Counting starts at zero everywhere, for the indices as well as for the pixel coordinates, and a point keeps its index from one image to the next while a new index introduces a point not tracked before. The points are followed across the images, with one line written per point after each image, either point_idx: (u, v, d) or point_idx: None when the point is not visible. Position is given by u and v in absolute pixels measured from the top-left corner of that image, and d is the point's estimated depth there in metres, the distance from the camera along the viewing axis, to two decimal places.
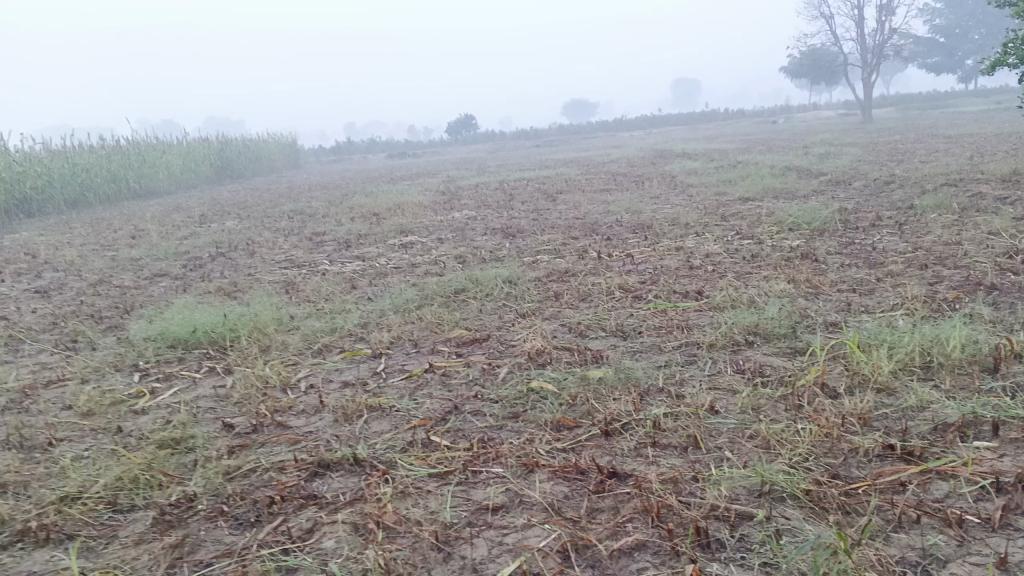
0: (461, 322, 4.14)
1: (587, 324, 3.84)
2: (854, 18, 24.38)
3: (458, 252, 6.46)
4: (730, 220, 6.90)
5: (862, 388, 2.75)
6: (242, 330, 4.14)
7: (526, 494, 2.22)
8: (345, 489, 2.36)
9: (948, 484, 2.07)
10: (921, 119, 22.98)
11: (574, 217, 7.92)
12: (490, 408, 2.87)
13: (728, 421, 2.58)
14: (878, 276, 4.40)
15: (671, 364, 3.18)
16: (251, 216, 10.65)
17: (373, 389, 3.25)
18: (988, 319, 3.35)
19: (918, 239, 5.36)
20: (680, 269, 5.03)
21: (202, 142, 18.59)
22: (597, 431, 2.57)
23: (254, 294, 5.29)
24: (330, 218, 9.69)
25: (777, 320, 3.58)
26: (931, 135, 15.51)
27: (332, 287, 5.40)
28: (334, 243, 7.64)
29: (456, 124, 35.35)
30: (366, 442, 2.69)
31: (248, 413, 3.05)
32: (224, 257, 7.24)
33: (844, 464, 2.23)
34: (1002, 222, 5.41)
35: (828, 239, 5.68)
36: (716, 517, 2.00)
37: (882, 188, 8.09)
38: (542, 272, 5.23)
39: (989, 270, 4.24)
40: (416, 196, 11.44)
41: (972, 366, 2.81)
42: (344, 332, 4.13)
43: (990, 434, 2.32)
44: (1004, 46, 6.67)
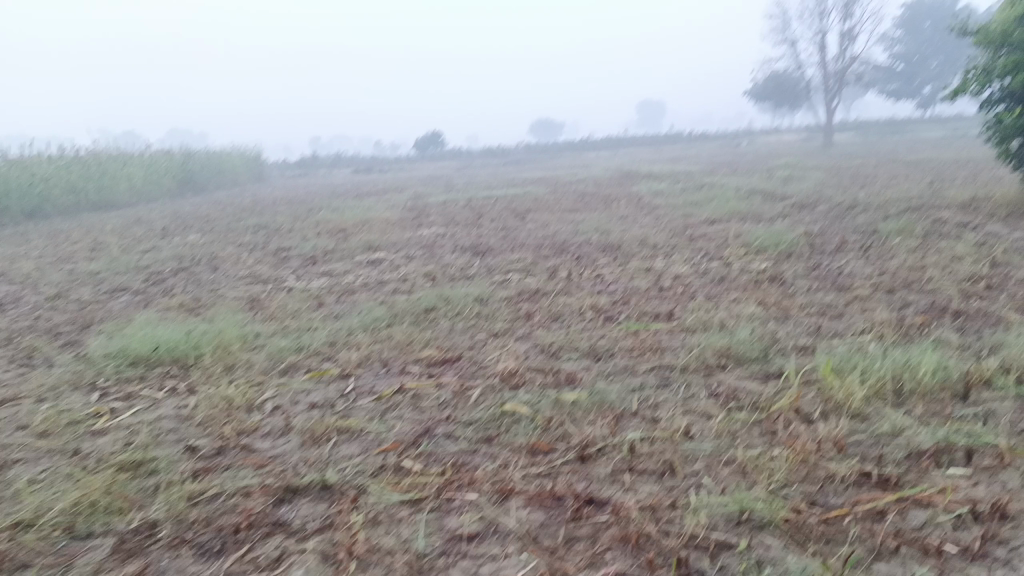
0: (432, 342, 4.09)
1: (559, 345, 3.81)
2: (817, 44, 24.88)
3: (427, 269, 6.40)
4: (699, 242, 6.94)
5: (835, 413, 2.75)
6: (206, 348, 4.04)
7: (501, 521, 2.17)
8: (314, 515, 2.29)
9: (926, 512, 2.06)
10: (881, 144, 23.46)
11: (543, 236, 7.91)
12: (462, 431, 2.82)
13: (703, 446, 2.56)
14: (845, 301, 4.44)
15: (645, 387, 3.16)
16: (214, 230, 10.49)
17: (342, 411, 3.18)
18: (956, 345, 3.37)
19: (884, 264, 5.42)
20: (651, 290, 5.04)
21: (165, 154, 18.33)
22: (573, 456, 2.54)
23: (217, 311, 5.18)
24: (296, 233, 9.57)
25: (749, 343, 3.59)
26: (892, 161, 15.83)
27: (298, 304, 5.32)
28: (300, 259, 7.54)
29: (423, 140, 35.34)
30: (336, 466, 2.62)
31: (212, 435, 2.96)
32: (187, 272, 7.10)
33: (821, 492, 2.21)
34: (964, 247, 5.50)
35: (795, 263, 5.73)
36: (695, 546, 1.98)
37: (846, 213, 8.21)
38: (512, 291, 5.19)
39: (955, 296, 4.30)
40: (383, 213, 11.37)
41: (943, 393, 2.82)
42: (311, 351, 4.05)
43: (964, 461, 2.32)
44: (964, 74, 6.79)
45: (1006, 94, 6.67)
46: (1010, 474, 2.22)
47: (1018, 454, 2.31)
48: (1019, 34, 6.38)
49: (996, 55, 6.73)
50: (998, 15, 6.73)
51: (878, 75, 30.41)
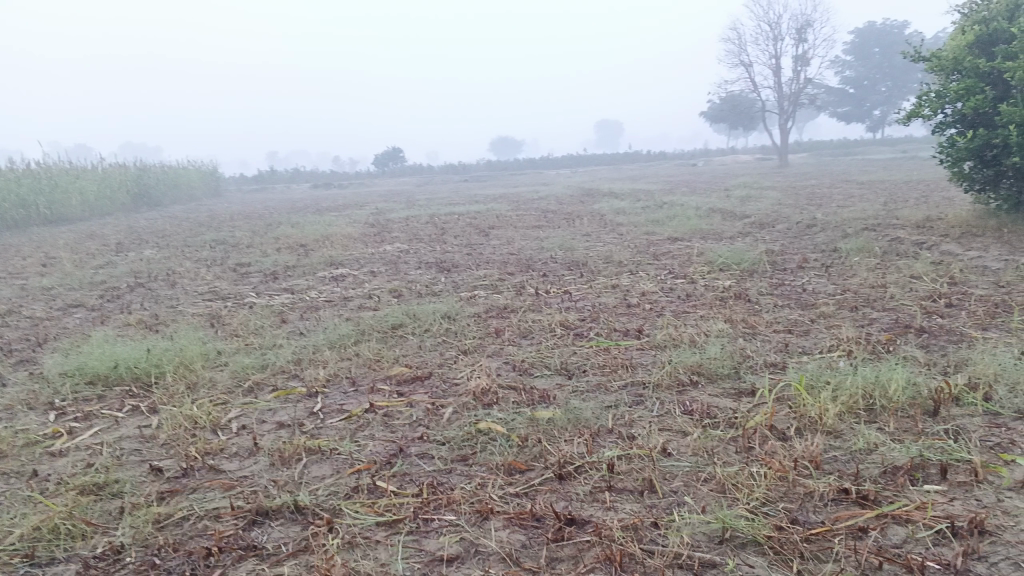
0: (400, 359, 4.03)
1: (531, 362, 3.79)
2: (771, 66, 25.43)
3: (392, 286, 6.34)
4: (663, 260, 6.99)
5: (810, 430, 2.76)
6: (168, 365, 3.93)
7: (482, 543, 2.14)
8: (287, 538, 2.22)
9: (906, 529, 2.07)
10: (834, 165, 23.95)
11: (507, 253, 7.89)
12: (437, 451, 2.78)
13: (682, 464, 2.55)
14: (810, 318, 4.49)
15: (620, 404, 3.15)
16: (171, 245, 10.29)
17: (311, 430, 3.10)
18: (922, 362, 3.42)
19: (845, 282, 5.50)
20: (618, 307, 5.04)
21: (118, 168, 17.98)
22: (550, 475, 2.51)
23: (177, 328, 5.05)
24: (255, 249, 9.43)
25: (719, 360, 3.60)
26: (846, 181, 16.16)
27: (261, 320, 5.21)
28: (261, 275, 7.41)
29: (382, 156, 35.20)
30: (307, 487, 2.55)
31: (176, 456, 2.87)
32: (143, 288, 6.93)
33: (801, 509, 2.22)
34: (922, 266, 5.61)
35: (758, 280, 5.79)
36: (679, 566, 1.97)
37: (805, 231, 8.34)
38: (480, 308, 5.16)
39: (916, 313, 4.37)
40: (345, 228, 11.26)
41: (913, 409, 2.86)
42: (277, 369, 3.97)
43: (938, 477, 2.35)
44: (918, 98, 6.95)
45: (958, 117, 6.84)
46: (984, 490, 2.25)
47: (991, 470, 2.34)
48: (970, 60, 6.55)
49: (948, 80, 6.91)
50: (950, 40, 6.91)
51: (830, 98, 31.12)
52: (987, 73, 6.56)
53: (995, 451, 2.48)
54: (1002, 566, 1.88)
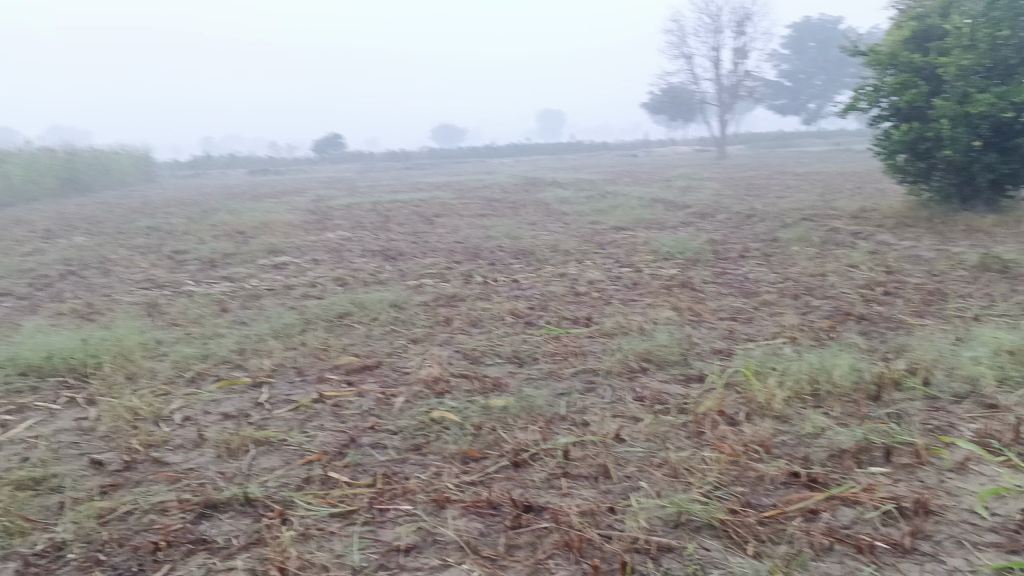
0: (348, 348, 3.97)
1: (482, 351, 3.77)
2: (711, 59, 25.80)
3: (336, 274, 6.24)
4: (608, 248, 7.03)
5: (758, 415, 2.81)
6: (105, 356, 3.79)
7: (439, 532, 2.12)
8: (238, 531, 2.17)
9: (854, 510, 2.12)
10: (770, 157, 24.44)
11: (453, 242, 7.84)
12: (390, 441, 2.74)
13: (635, 450, 2.57)
14: (754, 306, 4.57)
15: (572, 392, 3.16)
16: (103, 232, 9.95)
17: (258, 421, 3.04)
18: (864, 348, 3.51)
19: (786, 271, 5.62)
20: (567, 295, 5.05)
21: (45, 151, 17.32)
22: (505, 463, 2.51)
23: (114, 317, 4.90)
24: (192, 236, 9.18)
25: (668, 347, 3.63)
26: (783, 172, 16.49)
27: (201, 309, 5.07)
28: (199, 263, 7.22)
29: (322, 143, 34.67)
30: (257, 479, 2.49)
31: (118, 449, 2.78)
32: (76, 276, 6.70)
33: (753, 492, 2.25)
34: (860, 255, 5.76)
35: (702, 269, 5.87)
36: (637, 550, 1.99)
37: (745, 221, 8.49)
38: (427, 296, 5.11)
39: (856, 301, 4.48)
40: (285, 215, 11.05)
41: (857, 394, 2.93)
42: (219, 359, 3.86)
43: (883, 459, 2.41)
44: (856, 91, 7.09)
45: (893, 111, 7.03)
46: (927, 472, 2.32)
47: (933, 452, 2.42)
48: (905, 54, 6.72)
49: (884, 74, 7.09)
50: (886, 36, 7.09)
51: (767, 90, 31.66)
52: (922, 69, 6.75)
53: (936, 434, 2.57)
54: (947, 544, 1.94)
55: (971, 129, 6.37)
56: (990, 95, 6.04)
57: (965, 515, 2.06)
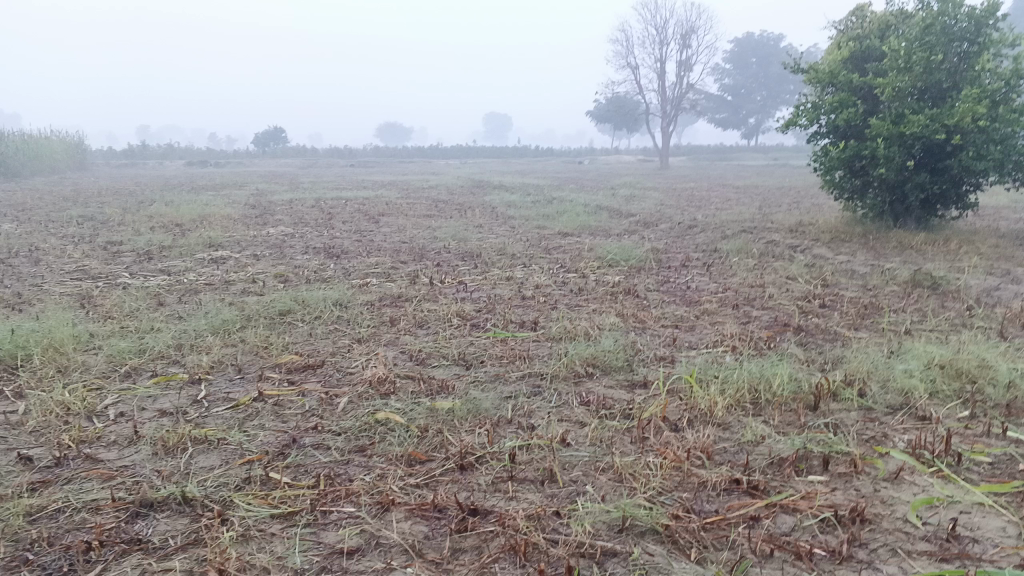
0: (290, 346, 3.91)
1: (427, 352, 3.76)
2: (656, 70, 26.16)
3: (278, 271, 6.13)
4: (553, 254, 7.07)
5: (701, 422, 2.86)
6: (35, 348, 3.65)
7: (383, 535, 2.10)
8: (174, 531, 2.11)
9: (793, 518, 2.17)
10: (711, 169, 24.87)
11: (398, 242, 7.79)
12: (334, 441, 2.71)
13: (580, 454, 2.58)
14: (696, 314, 4.65)
15: (518, 395, 3.16)
16: (32, 220, 9.60)
17: (196, 419, 2.96)
18: (802, 358, 3.60)
19: (727, 281, 5.73)
20: (513, 299, 5.07)
21: None
22: (451, 466, 2.50)
23: (44, 307, 4.73)
24: (126, 227, 8.92)
25: (613, 352, 3.66)
26: (724, 185, 16.84)
27: (137, 302, 4.93)
28: (135, 254, 7.02)
29: (264, 137, 34.13)
30: (195, 478, 2.42)
31: (47, 445, 2.68)
32: (3, 264, 6.45)
33: (696, 498, 2.28)
34: (798, 268, 5.91)
35: (645, 277, 5.95)
36: (582, 554, 2.00)
37: (687, 231, 8.64)
38: (373, 296, 5.07)
39: (794, 312, 4.60)
40: (225, 209, 10.82)
41: (796, 403, 3.00)
42: (156, 354, 3.76)
43: (821, 468, 2.47)
44: (796, 108, 7.25)
45: (831, 128, 7.22)
46: (862, 481, 2.38)
47: (868, 462, 2.49)
48: (844, 74, 6.90)
49: (823, 92, 7.27)
50: (826, 55, 7.27)
51: (710, 103, 32.25)
52: (859, 88, 6.95)
53: (870, 444, 2.64)
54: (881, 551, 2.00)
55: (905, 149, 6.60)
56: (923, 116, 6.25)
57: (898, 524, 2.12)
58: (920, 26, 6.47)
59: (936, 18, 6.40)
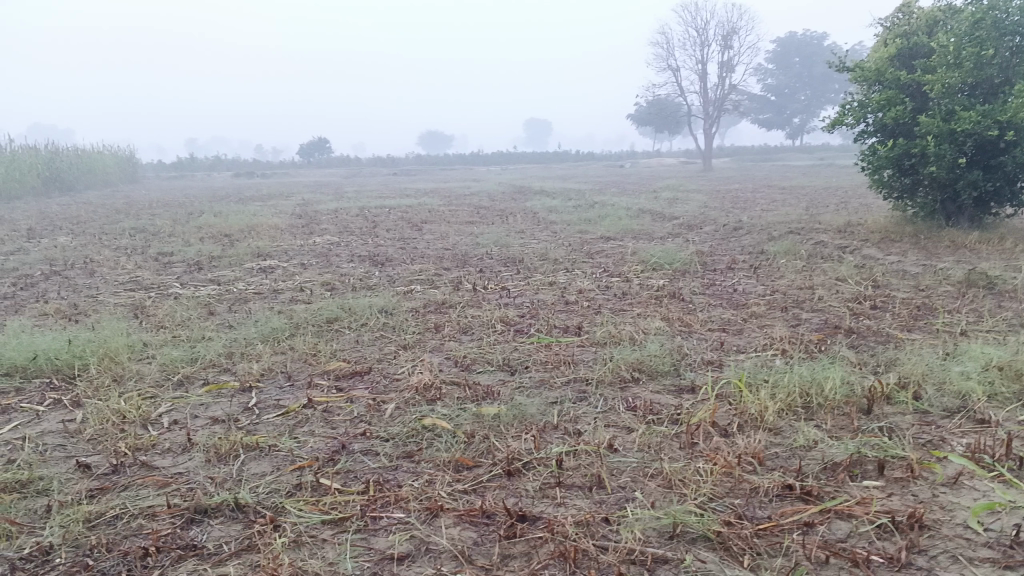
0: (338, 353, 3.95)
1: (472, 358, 3.77)
2: (697, 72, 25.97)
3: (324, 279, 6.21)
4: (596, 258, 7.04)
5: (751, 427, 2.81)
6: (91, 357, 3.75)
7: (432, 541, 2.11)
8: (228, 537, 2.14)
9: (849, 524, 2.13)
10: (755, 171, 24.53)
11: (441, 248, 7.84)
12: (382, 447, 2.73)
13: (629, 460, 2.56)
14: (743, 317, 4.59)
15: (564, 401, 3.15)
16: (87, 232, 9.88)
17: (247, 426, 3.00)
18: (853, 361, 3.53)
19: (774, 283, 5.65)
20: (556, 304, 5.05)
21: (28, 150, 17.29)
22: (498, 471, 2.50)
23: (99, 317, 4.86)
24: (177, 238, 9.12)
25: (660, 357, 3.63)
26: (769, 186, 16.61)
27: (188, 312, 5.04)
28: (185, 265, 7.17)
29: (309, 147, 34.66)
30: (247, 484, 2.46)
31: (105, 452, 2.74)
32: (60, 276, 6.64)
33: (748, 504, 2.25)
34: (847, 269, 5.80)
35: (690, 280, 5.88)
36: (633, 561, 1.98)
37: (732, 233, 8.54)
38: (417, 302, 5.10)
39: (845, 314, 4.51)
40: (271, 219, 11.01)
41: (849, 407, 2.94)
42: (208, 362, 3.83)
43: (876, 473, 2.42)
44: (842, 107, 7.12)
45: (878, 127, 7.07)
46: (920, 486, 2.33)
47: (926, 467, 2.43)
48: (892, 72, 6.75)
49: (869, 91, 7.13)
50: (872, 53, 7.13)
51: (752, 104, 31.88)
52: (907, 85, 6.80)
53: (927, 448, 2.58)
54: (941, 559, 1.94)
55: (956, 147, 6.43)
56: (974, 113, 6.09)
57: (959, 530, 2.07)
58: (970, 21, 6.30)
59: (986, 12, 6.23)
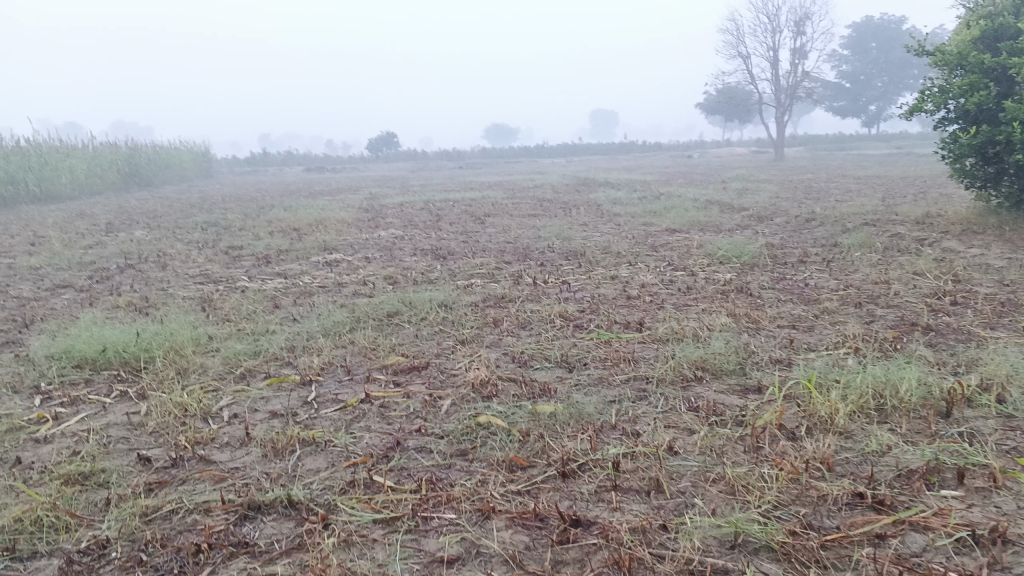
0: (397, 347, 3.95)
1: (531, 354, 3.71)
2: (769, 59, 25.36)
3: (387, 272, 6.23)
4: (661, 251, 6.91)
5: (820, 431, 2.68)
6: (157, 350, 3.82)
7: (483, 544, 2.06)
8: (280, 535, 2.13)
9: (924, 537, 2.00)
10: (830, 159, 23.83)
11: (504, 242, 7.80)
12: (436, 444, 2.69)
13: (690, 463, 2.47)
14: (814, 313, 4.42)
15: (623, 400, 3.07)
16: (162, 226, 10.19)
17: (304, 421, 3.00)
18: (932, 361, 3.34)
19: (847, 277, 5.42)
20: (618, 299, 4.96)
21: (109, 145, 17.97)
22: (553, 473, 2.43)
23: (168, 310, 4.98)
24: (246, 231, 9.32)
25: (724, 355, 3.50)
26: (843, 176, 16.09)
27: (253, 305, 5.11)
28: (253, 258, 7.31)
29: (378, 142, 35.06)
30: (301, 481, 2.45)
31: (166, 445, 2.78)
32: (134, 269, 6.85)
33: (815, 513, 2.14)
34: (925, 263, 5.54)
35: (759, 274, 5.71)
36: (690, 572, 1.90)
37: (804, 225, 8.28)
38: (478, 296, 5.07)
39: (923, 311, 4.29)
40: (338, 212, 11.16)
41: (926, 410, 2.78)
42: (269, 356, 3.86)
43: (955, 482, 2.27)
44: (922, 93, 6.81)
45: (961, 113, 6.72)
46: (1003, 497, 2.17)
47: (1010, 476, 2.27)
48: (975, 55, 6.42)
49: (951, 76, 6.80)
50: (954, 36, 6.79)
51: (827, 92, 30.98)
52: (992, 69, 6.46)
53: (1012, 456, 2.41)
54: None
55: None
56: None
57: None
58: None
59: None
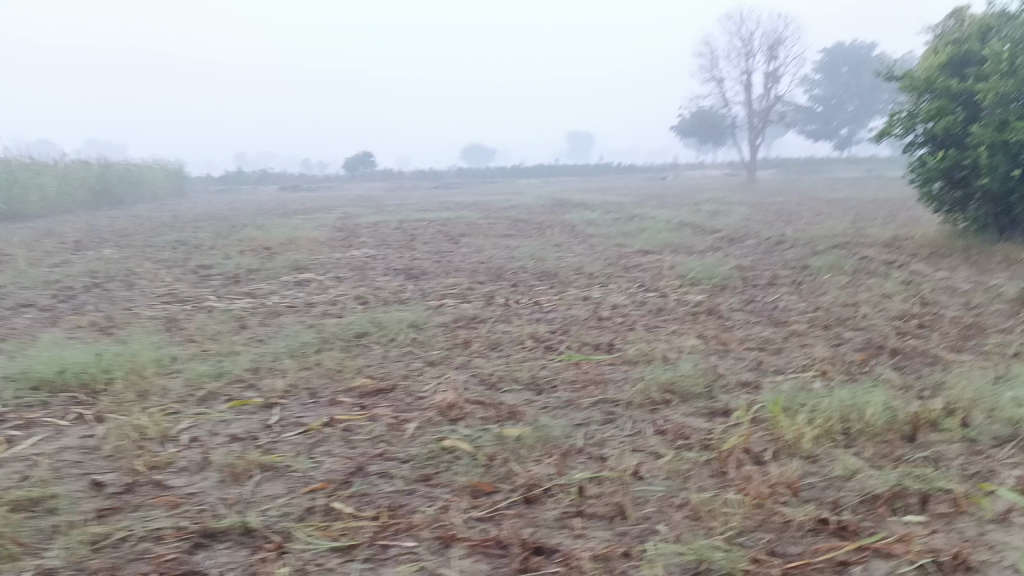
0: (364, 369, 3.89)
1: (499, 376, 3.67)
2: (742, 82, 25.68)
3: (358, 292, 6.18)
4: (633, 272, 6.92)
5: (786, 455, 2.67)
6: (118, 372, 3.74)
7: (442, 573, 2.01)
8: (233, 564, 2.07)
9: (887, 564, 1.98)
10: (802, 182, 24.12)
11: (477, 262, 7.78)
12: (399, 469, 2.65)
13: (655, 488, 2.45)
14: (783, 335, 4.42)
15: (590, 423, 3.04)
16: (131, 244, 10.05)
17: (266, 445, 2.94)
18: (898, 384, 3.35)
19: (816, 299, 5.46)
20: (589, 320, 4.94)
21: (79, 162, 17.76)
22: (517, 498, 2.40)
23: (132, 330, 4.88)
24: (217, 250, 9.22)
25: (693, 378, 3.49)
26: (814, 198, 16.29)
27: (220, 325, 5.03)
28: (222, 277, 7.22)
29: (354, 162, 34.96)
30: (258, 507, 2.39)
31: (121, 470, 2.71)
32: (100, 288, 6.74)
33: (778, 539, 2.12)
34: (893, 285, 5.59)
35: (729, 296, 5.73)
36: None
37: (775, 247, 8.34)
38: (448, 317, 5.03)
39: (890, 334, 4.32)
40: (311, 231, 11.09)
41: (892, 434, 2.78)
42: (233, 378, 3.79)
43: (918, 507, 2.26)
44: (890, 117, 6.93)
45: (928, 138, 6.84)
46: (966, 522, 2.17)
47: (974, 501, 2.27)
48: (942, 81, 6.54)
49: (919, 100, 6.91)
50: (923, 61, 6.91)
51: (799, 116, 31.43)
52: (958, 95, 6.58)
53: (975, 481, 2.41)
54: None
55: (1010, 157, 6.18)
56: None
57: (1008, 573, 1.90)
58: None
59: None
